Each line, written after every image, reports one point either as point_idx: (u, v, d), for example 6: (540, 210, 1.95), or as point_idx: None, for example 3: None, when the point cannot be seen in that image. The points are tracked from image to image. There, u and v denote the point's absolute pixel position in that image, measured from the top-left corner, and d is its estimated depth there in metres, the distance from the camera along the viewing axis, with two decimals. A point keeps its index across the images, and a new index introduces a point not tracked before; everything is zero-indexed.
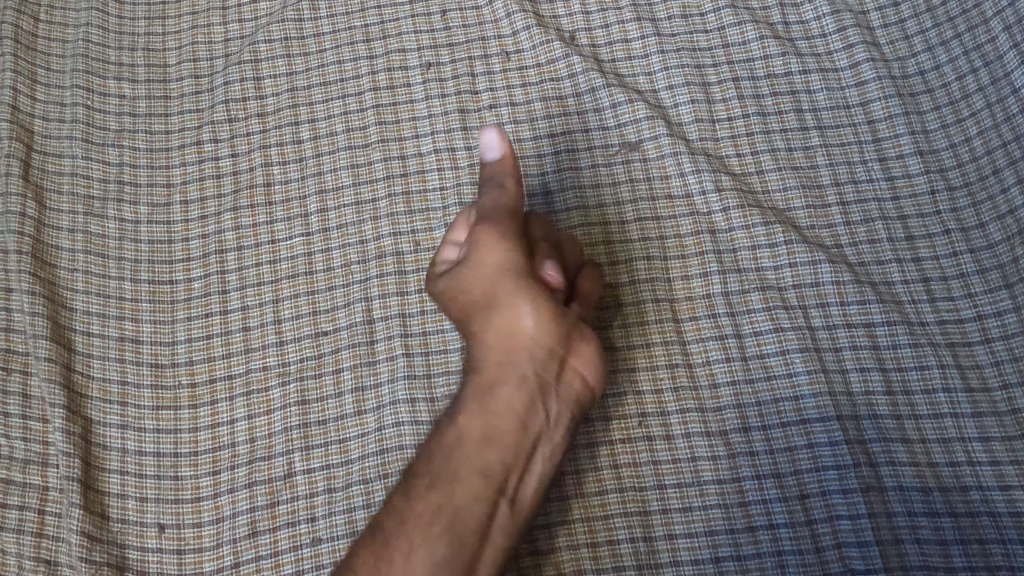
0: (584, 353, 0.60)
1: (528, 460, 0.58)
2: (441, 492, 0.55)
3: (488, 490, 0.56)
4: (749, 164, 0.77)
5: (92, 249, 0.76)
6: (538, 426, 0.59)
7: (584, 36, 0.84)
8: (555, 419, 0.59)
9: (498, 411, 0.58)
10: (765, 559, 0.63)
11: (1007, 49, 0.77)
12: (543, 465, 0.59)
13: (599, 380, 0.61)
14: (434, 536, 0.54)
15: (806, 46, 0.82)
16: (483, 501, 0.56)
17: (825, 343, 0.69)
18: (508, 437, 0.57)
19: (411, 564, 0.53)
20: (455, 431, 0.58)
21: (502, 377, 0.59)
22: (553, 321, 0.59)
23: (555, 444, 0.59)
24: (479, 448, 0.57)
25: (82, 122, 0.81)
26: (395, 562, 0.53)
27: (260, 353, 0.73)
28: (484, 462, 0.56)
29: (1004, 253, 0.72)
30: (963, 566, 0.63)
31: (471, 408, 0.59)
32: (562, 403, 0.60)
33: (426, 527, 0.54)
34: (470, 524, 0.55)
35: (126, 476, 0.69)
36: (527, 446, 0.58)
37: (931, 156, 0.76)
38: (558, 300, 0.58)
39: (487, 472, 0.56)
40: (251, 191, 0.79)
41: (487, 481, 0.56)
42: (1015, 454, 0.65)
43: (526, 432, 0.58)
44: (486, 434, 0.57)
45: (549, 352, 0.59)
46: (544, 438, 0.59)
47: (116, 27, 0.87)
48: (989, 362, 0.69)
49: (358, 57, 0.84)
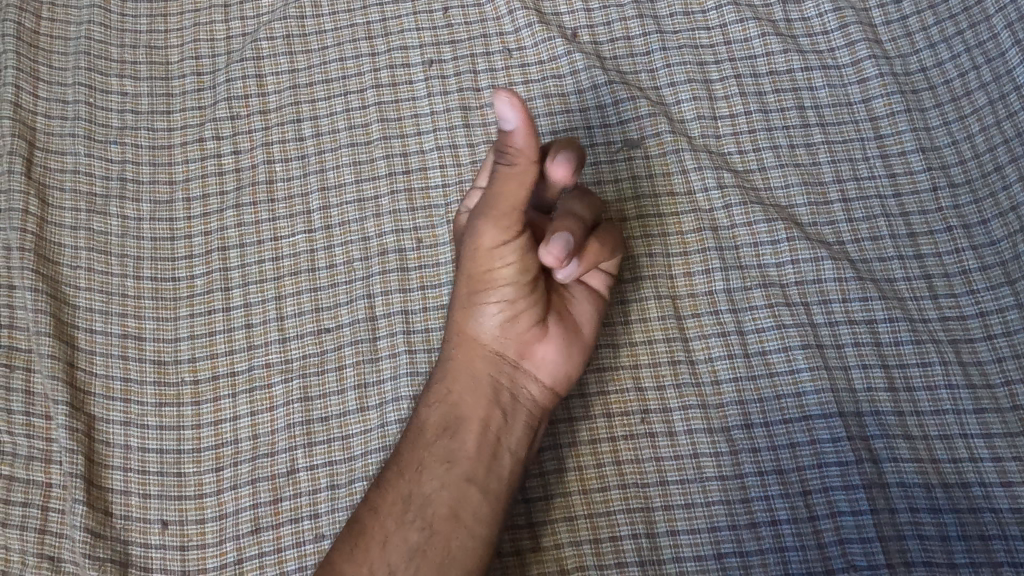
0: (547, 339, 0.61)
1: (495, 445, 0.59)
2: (409, 483, 0.58)
3: (454, 478, 0.58)
4: (751, 161, 0.77)
5: (94, 247, 0.76)
6: (503, 415, 0.60)
7: (586, 33, 0.84)
8: (519, 406, 0.61)
9: (461, 401, 0.60)
10: (767, 556, 0.63)
11: (1009, 46, 0.77)
12: (512, 449, 0.60)
13: (566, 362, 0.63)
14: (404, 524, 0.57)
15: (808, 43, 0.82)
16: (451, 488, 0.58)
17: (827, 340, 0.70)
18: (469, 427, 0.59)
19: (385, 552, 0.56)
20: (419, 425, 0.61)
21: (463, 371, 0.61)
22: (511, 312, 0.60)
23: (522, 428, 0.61)
24: (442, 439, 0.59)
25: (84, 120, 0.81)
26: (370, 552, 0.56)
27: (262, 350, 0.73)
28: (448, 451, 0.59)
29: (1006, 250, 0.72)
30: (965, 563, 0.63)
31: (433, 402, 0.61)
32: (525, 388, 0.61)
33: (397, 516, 0.57)
34: (439, 510, 0.57)
35: (129, 473, 0.69)
36: (491, 434, 0.60)
37: (933, 153, 0.76)
38: (511, 293, 0.59)
39: (452, 461, 0.59)
40: (254, 188, 0.79)
41: (452, 469, 0.58)
42: (1017, 450, 0.65)
43: (491, 420, 0.60)
44: (449, 425, 0.60)
45: (509, 341, 0.61)
46: (509, 424, 0.60)
47: (118, 24, 0.87)
48: (992, 358, 0.69)
49: (360, 55, 0.84)
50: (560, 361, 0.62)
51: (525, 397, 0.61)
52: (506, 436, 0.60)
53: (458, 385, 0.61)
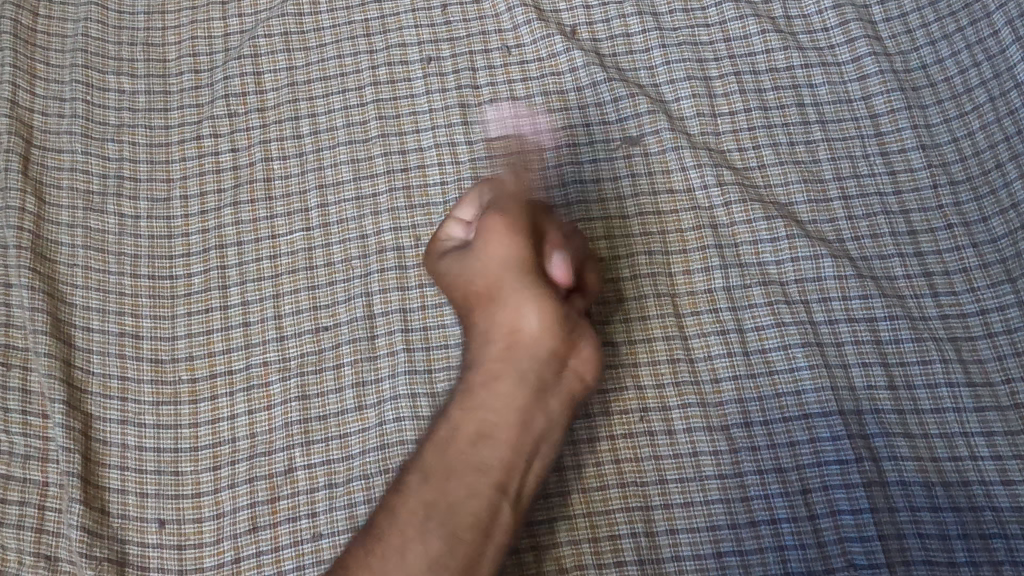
0: (584, 355, 0.61)
1: (528, 457, 0.59)
2: (437, 487, 0.57)
3: (486, 486, 0.57)
4: (751, 158, 0.77)
5: (92, 245, 0.76)
6: (538, 425, 0.60)
7: (585, 30, 0.83)
8: (555, 416, 0.61)
9: (496, 407, 0.59)
10: (767, 555, 0.63)
11: (1009, 43, 0.77)
12: (542, 461, 0.60)
13: (598, 378, 0.63)
14: (426, 531, 0.56)
15: (808, 40, 0.82)
16: (480, 497, 0.57)
17: (827, 338, 0.69)
18: (506, 434, 0.59)
19: (406, 558, 0.55)
20: (452, 428, 0.59)
21: (503, 374, 0.60)
22: (558, 322, 0.60)
23: (553, 441, 0.61)
24: (477, 444, 0.59)
25: (81, 117, 0.81)
26: (390, 556, 0.55)
27: (260, 349, 0.72)
28: (482, 458, 0.58)
29: (1007, 248, 0.72)
30: (966, 562, 0.62)
31: (469, 405, 0.60)
32: (561, 400, 0.61)
33: (420, 522, 0.56)
34: (467, 519, 0.56)
35: (126, 471, 0.68)
36: (525, 444, 0.59)
37: (933, 150, 0.76)
38: (570, 303, 0.59)
39: (485, 468, 0.58)
40: (251, 186, 0.78)
41: (483, 477, 0.58)
42: (1018, 449, 0.65)
43: (526, 430, 0.59)
44: (485, 431, 0.59)
45: (551, 351, 0.60)
46: (541, 438, 0.60)
47: (115, 22, 0.86)
48: (992, 357, 0.69)
49: (358, 52, 0.84)
50: (594, 377, 0.62)
51: (560, 410, 0.61)
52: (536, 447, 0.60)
53: (497, 387, 0.60)
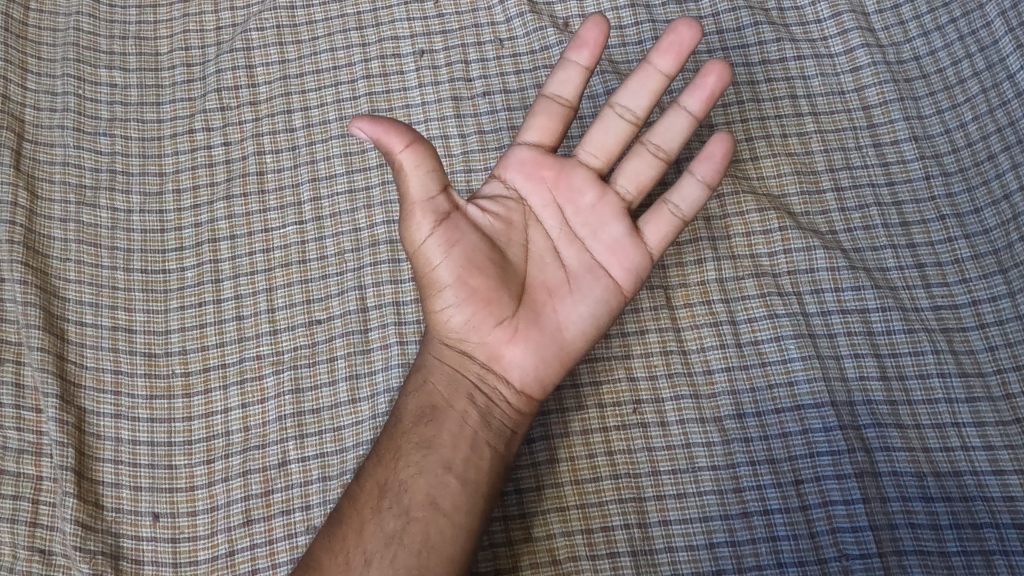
0: (510, 343, 0.59)
1: (472, 437, 0.58)
2: (387, 470, 0.57)
3: (431, 464, 0.56)
4: (744, 150, 0.76)
5: (84, 239, 0.76)
6: (479, 406, 0.59)
7: (578, 23, 0.83)
8: (495, 403, 0.60)
9: (437, 391, 0.60)
10: (759, 546, 0.64)
11: (1002, 34, 0.77)
12: (491, 442, 0.58)
13: (538, 367, 0.60)
14: (380, 511, 0.55)
15: (801, 31, 0.82)
16: (426, 475, 0.56)
17: (819, 330, 0.69)
18: (446, 416, 0.58)
19: (362, 540, 0.54)
20: (400, 414, 0.60)
21: (437, 362, 0.61)
22: (464, 314, 0.59)
23: (501, 425, 0.59)
24: (419, 425, 0.58)
25: (73, 112, 0.81)
26: (347, 541, 0.55)
27: (253, 342, 0.72)
28: (425, 438, 0.58)
29: (999, 239, 0.72)
30: (957, 551, 0.63)
31: (412, 394, 0.61)
32: (496, 387, 0.60)
33: (374, 504, 0.56)
34: (417, 497, 0.55)
35: (120, 465, 0.68)
36: (467, 427, 0.58)
37: (926, 141, 0.76)
38: (468, 295, 0.58)
39: (430, 448, 0.57)
40: (243, 180, 0.78)
41: (429, 455, 0.57)
42: (1009, 439, 0.65)
43: (467, 411, 0.59)
44: (426, 414, 0.59)
45: (470, 342, 0.60)
46: (485, 419, 0.59)
47: (107, 16, 0.86)
48: (984, 347, 0.69)
49: (350, 45, 0.83)
50: (529, 361, 0.60)
51: (504, 394, 0.60)
52: (484, 430, 0.59)
53: (431, 377, 0.61)
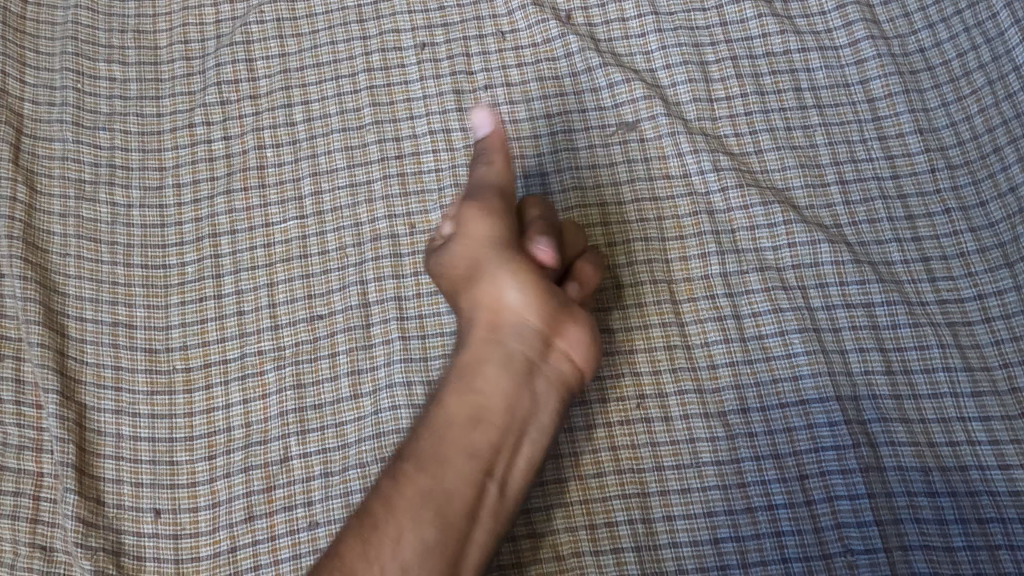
0: (579, 331, 0.59)
1: (518, 437, 0.58)
2: (429, 473, 0.56)
3: (476, 471, 0.56)
4: (748, 143, 0.76)
5: (84, 234, 0.75)
6: (531, 409, 0.58)
7: (580, 15, 0.82)
8: (550, 399, 0.59)
9: (487, 390, 0.58)
10: (764, 541, 0.63)
11: (1008, 26, 0.76)
12: (534, 441, 0.59)
13: (592, 356, 0.61)
14: (420, 518, 0.54)
15: (806, 23, 0.81)
16: (471, 481, 0.56)
17: (824, 324, 0.69)
18: (495, 418, 0.57)
19: (400, 547, 0.53)
20: (443, 411, 0.58)
21: (490, 358, 0.59)
22: (538, 301, 0.58)
23: (547, 425, 0.59)
24: (465, 427, 0.57)
25: (72, 106, 0.80)
26: (382, 547, 0.54)
27: (254, 337, 0.72)
28: (472, 443, 0.57)
29: (1005, 232, 0.71)
30: (963, 546, 0.62)
31: (457, 391, 0.59)
32: (552, 378, 0.60)
33: (413, 510, 0.55)
34: (459, 505, 0.55)
35: (121, 461, 0.68)
36: (515, 425, 0.58)
37: (932, 134, 0.75)
38: (542, 280, 0.59)
39: (475, 452, 0.57)
40: (244, 174, 0.78)
41: (476, 461, 0.56)
42: (1016, 434, 0.65)
43: (518, 413, 0.58)
44: (474, 415, 0.58)
45: (538, 334, 0.59)
46: (531, 423, 0.58)
47: (106, 9, 0.85)
48: (990, 341, 0.68)
49: (351, 38, 0.83)
50: (587, 346, 0.60)
51: (553, 394, 0.59)
52: (528, 431, 0.58)
53: (484, 369, 0.58)
